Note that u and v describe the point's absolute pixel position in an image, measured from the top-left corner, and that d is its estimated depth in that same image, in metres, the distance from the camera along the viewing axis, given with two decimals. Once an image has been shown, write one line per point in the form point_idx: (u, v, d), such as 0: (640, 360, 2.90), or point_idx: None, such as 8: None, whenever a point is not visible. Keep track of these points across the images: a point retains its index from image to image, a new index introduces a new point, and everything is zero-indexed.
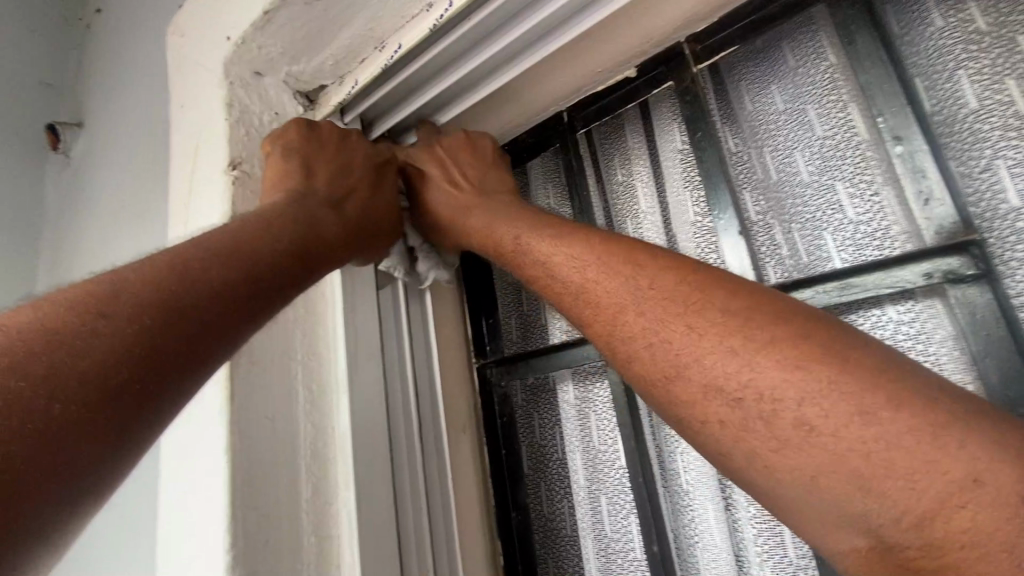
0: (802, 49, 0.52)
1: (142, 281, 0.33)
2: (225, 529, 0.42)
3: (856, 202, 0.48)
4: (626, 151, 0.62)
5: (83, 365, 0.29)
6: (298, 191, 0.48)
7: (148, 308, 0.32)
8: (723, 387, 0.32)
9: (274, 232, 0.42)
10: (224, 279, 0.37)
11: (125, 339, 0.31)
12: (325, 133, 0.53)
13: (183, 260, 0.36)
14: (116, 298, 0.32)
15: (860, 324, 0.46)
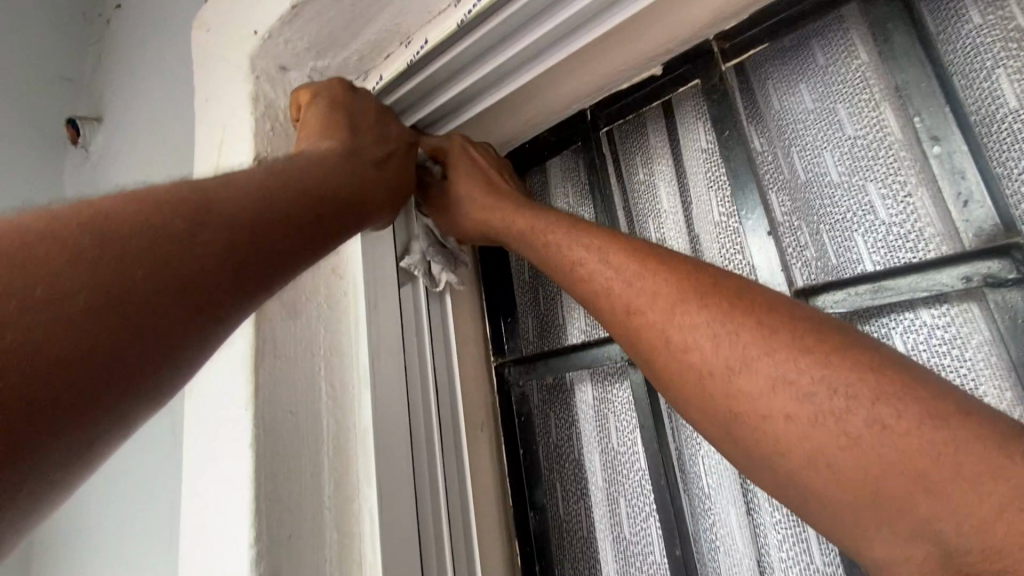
0: (833, 47, 0.51)
1: (181, 205, 0.31)
2: (250, 523, 0.42)
3: (888, 203, 0.47)
4: (649, 150, 0.62)
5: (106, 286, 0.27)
6: (332, 146, 0.45)
7: (180, 239, 0.30)
8: (794, 383, 0.33)
9: (319, 184, 0.40)
10: (261, 220, 0.34)
11: (155, 267, 0.28)
12: (365, 101, 0.52)
13: (224, 190, 0.34)
14: (152, 221, 0.30)
15: (892, 328, 0.45)
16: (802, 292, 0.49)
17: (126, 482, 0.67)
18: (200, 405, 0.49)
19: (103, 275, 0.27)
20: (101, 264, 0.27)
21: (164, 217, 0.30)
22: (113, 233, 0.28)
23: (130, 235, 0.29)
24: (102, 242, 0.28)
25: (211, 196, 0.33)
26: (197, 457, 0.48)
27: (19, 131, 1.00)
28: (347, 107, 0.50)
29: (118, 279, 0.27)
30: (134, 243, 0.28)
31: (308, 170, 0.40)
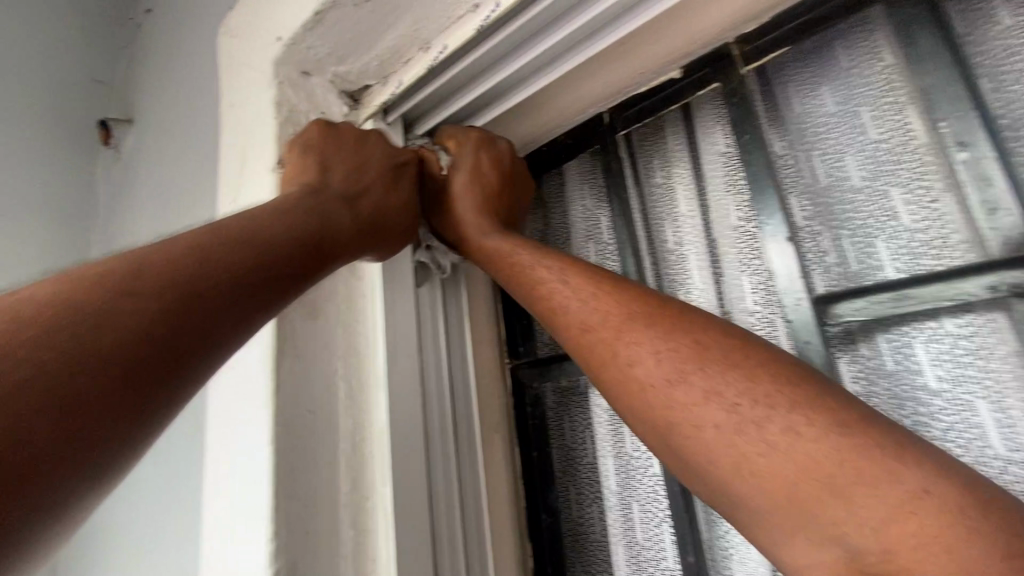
0: (857, 49, 0.51)
1: (136, 269, 0.34)
2: (267, 523, 0.43)
3: (912, 209, 0.46)
4: (667, 153, 0.61)
5: (73, 353, 0.30)
6: (313, 185, 0.47)
7: (140, 296, 0.33)
8: (721, 394, 0.34)
9: (288, 216, 0.43)
10: (216, 267, 0.37)
11: (121, 328, 0.32)
12: (344, 131, 0.52)
13: (180, 252, 0.37)
14: (133, 274, 0.34)
15: (914, 337, 0.44)
16: (821, 299, 0.49)
17: (153, 473, 0.69)
18: (221, 404, 0.51)
19: (73, 343, 0.30)
20: (71, 334, 0.30)
21: (122, 281, 0.33)
22: (71, 303, 0.31)
23: (89, 302, 0.32)
24: (70, 317, 0.31)
25: (161, 256, 0.36)
26: (219, 454, 0.50)
27: (53, 135, 1.04)
28: (327, 153, 0.50)
29: (84, 344, 0.30)
30: (96, 311, 0.32)
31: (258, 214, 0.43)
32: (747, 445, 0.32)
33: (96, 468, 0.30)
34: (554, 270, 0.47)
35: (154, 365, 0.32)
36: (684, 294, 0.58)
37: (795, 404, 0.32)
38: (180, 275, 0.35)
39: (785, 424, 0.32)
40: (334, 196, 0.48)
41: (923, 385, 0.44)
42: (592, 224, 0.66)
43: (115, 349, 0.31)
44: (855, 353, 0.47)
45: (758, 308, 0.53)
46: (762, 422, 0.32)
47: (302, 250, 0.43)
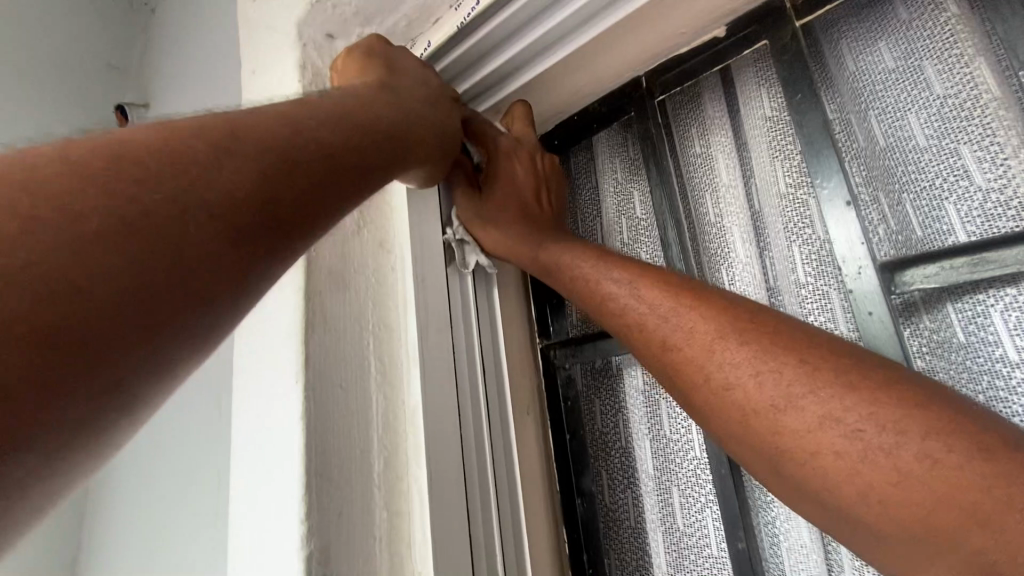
0: (918, 0, 0.47)
1: (186, 146, 0.27)
2: (299, 499, 0.41)
3: (985, 167, 0.43)
4: (704, 121, 0.58)
5: (105, 246, 0.23)
6: (379, 84, 0.43)
7: (189, 183, 0.26)
8: (841, 420, 0.30)
9: (369, 114, 0.40)
10: (280, 165, 0.30)
11: (162, 216, 0.25)
12: (402, 51, 0.49)
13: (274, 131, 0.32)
14: (224, 138, 0.29)
15: (989, 305, 0.41)
16: (886, 266, 0.45)
17: (174, 457, 0.68)
18: (246, 381, 0.49)
19: (98, 228, 0.23)
20: (105, 212, 0.24)
21: (167, 158, 0.26)
22: (101, 176, 0.24)
23: (126, 179, 0.25)
24: (138, 176, 0.26)
25: (238, 134, 0.30)
26: (245, 432, 0.48)
27: (70, 118, 1.03)
28: (390, 62, 0.47)
29: (117, 234, 0.23)
30: (138, 192, 0.25)
31: (320, 109, 0.36)
32: (868, 466, 0.28)
33: (168, 362, 0.25)
34: (626, 282, 0.44)
35: (232, 251, 0.27)
36: (726, 268, 0.55)
37: (929, 423, 0.28)
38: (239, 168, 0.28)
39: (921, 449, 0.27)
40: (391, 110, 0.42)
41: (1001, 358, 0.40)
42: (625, 199, 0.63)
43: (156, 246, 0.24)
44: (920, 324, 0.43)
45: (810, 280, 0.50)
46: (888, 438, 0.28)
47: (377, 161, 0.38)
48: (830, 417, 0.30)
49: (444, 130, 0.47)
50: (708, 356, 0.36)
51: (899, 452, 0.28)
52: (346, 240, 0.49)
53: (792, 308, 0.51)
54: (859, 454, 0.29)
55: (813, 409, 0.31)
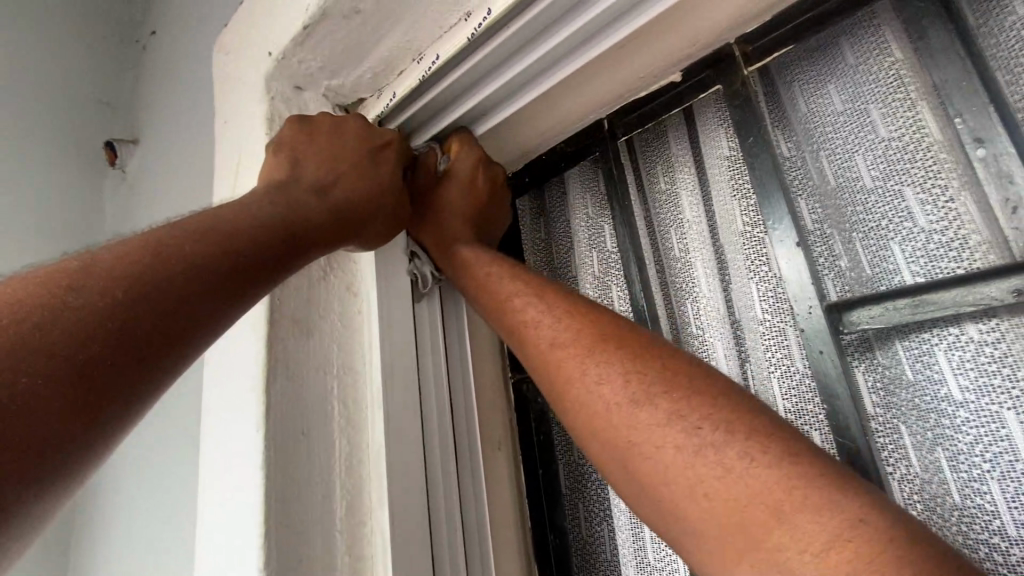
0: (863, 46, 0.49)
1: (119, 257, 0.35)
2: (258, 547, 0.41)
3: (928, 209, 0.44)
4: (670, 159, 0.60)
5: (60, 339, 0.30)
6: (281, 181, 0.47)
7: (127, 283, 0.34)
8: (683, 417, 0.35)
9: (274, 203, 0.44)
10: (203, 254, 0.37)
11: (104, 311, 0.32)
12: (320, 121, 0.52)
13: (182, 232, 0.38)
14: (141, 251, 0.35)
15: (934, 344, 0.42)
16: (836, 306, 0.46)
17: (151, 495, 0.68)
18: (213, 425, 0.50)
19: (53, 329, 0.30)
20: (54, 316, 0.31)
21: (107, 268, 0.34)
22: (55, 290, 0.32)
23: (71, 289, 0.32)
24: (65, 290, 0.32)
25: (158, 246, 0.36)
26: (210, 475, 0.49)
27: (60, 156, 1.05)
28: (302, 147, 0.50)
29: (71, 331, 0.31)
30: (82, 295, 0.32)
31: (231, 209, 0.42)
32: (699, 460, 0.33)
33: (111, 438, 0.31)
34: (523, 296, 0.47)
35: (158, 336, 0.33)
36: (691, 303, 0.56)
37: (753, 431, 0.33)
38: (164, 262, 0.35)
39: (742, 448, 0.33)
40: (307, 189, 0.47)
41: (947, 396, 0.41)
42: (596, 233, 0.64)
43: (100, 335, 0.31)
44: (872, 361, 0.45)
45: (767, 317, 0.51)
46: (719, 436, 0.33)
47: (290, 238, 0.43)
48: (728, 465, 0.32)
49: (357, 200, 0.49)
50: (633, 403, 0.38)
51: (727, 449, 0.33)
52: (313, 284, 0.51)
53: (753, 344, 0.51)
54: (698, 467, 0.33)
55: (664, 407, 0.36)
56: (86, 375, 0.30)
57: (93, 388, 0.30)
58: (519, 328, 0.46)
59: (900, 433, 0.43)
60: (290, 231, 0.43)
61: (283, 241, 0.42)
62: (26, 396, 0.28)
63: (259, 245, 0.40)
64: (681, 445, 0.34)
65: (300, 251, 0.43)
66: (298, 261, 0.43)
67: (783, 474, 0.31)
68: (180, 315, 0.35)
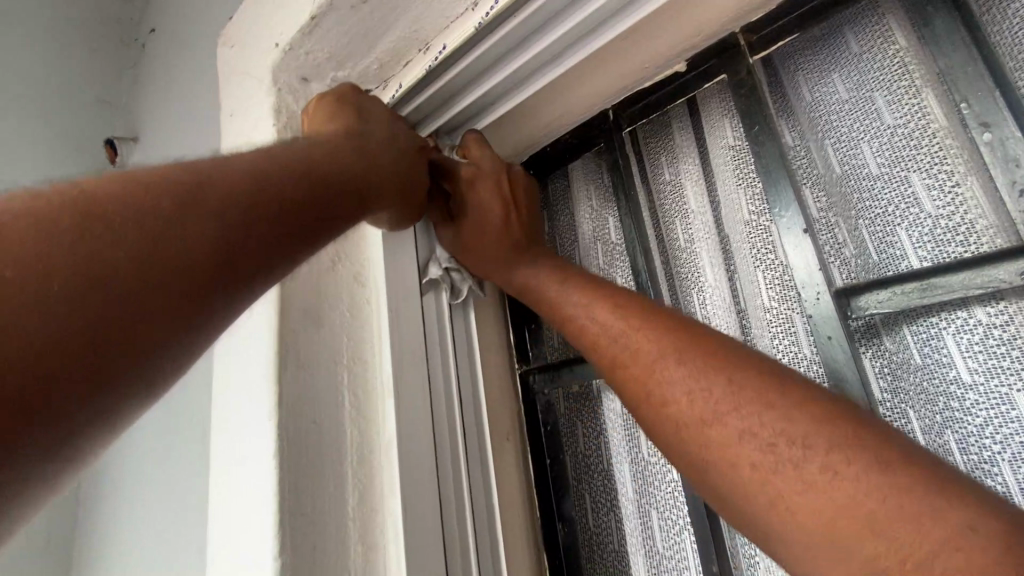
0: (867, 34, 0.49)
1: (169, 187, 0.30)
2: (272, 536, 0.41)
3: (934, 195, 0.44)
4: (674, 150, 0.60)
5: (96, 281, 0.26)
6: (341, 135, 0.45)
7: (157, 220, 0.29)
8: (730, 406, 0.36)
9: (323, 157, 0.40)
10: (257, 202, 0.33)
11: (156, 247, 0.28)
12: (372, 100, 0.52)
13: (227, 172, 0.33)
14: (181, 186, 0.31)
15: (942, 328, 0.42)
16: (842, 292, 0.47)
17: (158, 491, 0.68)
18: (225, 415, 0.50)
19: (91, 266, 0.26)
20: (92, 250, 0.26)
21: (154, 201, 0.29)
22: (94, 218, 0.27)
23: (112, 221, 0.27)
24: (93, 217, 0.27)
25: (200, 183, 0.31)
26: (222, 464, 0.49)
27: (60, 153, 1.05)
28: (354, 112, 0.49)
29: (107, 273, 0.26)
30: (125, 232, 0.27)
31: (283, 157, 0.37)
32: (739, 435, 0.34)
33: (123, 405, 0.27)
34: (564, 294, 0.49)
35: (181, 292, 0.28)
36: (697, 293, 0.57)
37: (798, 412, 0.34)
38: (217, 206, 0.31)
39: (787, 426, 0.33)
40: (360, 147, 0.45)
41: (955, 379, 0.42)
42: (601, 224, 0.65)
43: (140, 277, 0.27)
44: (880, 347, 0.45)
45: (774, 305, 0.51)
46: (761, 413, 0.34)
47: (336, 199, 0.39)
48: (760, 444, 0.34)
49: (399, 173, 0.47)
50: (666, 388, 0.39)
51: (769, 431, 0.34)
52: (323, 276, 0.51)
53: (760, 332, 0.52)
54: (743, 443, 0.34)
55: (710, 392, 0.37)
56: (97, 324, 0.25)
57: (102, 343, 0.25)
58: (566, 320, 0.48)
59: (909, 417, 0.43)
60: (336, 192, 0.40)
61: (329, 202, 0.39)
62: (54, 341, 0.24)
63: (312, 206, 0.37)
64: (722, 423, 0.36)
65: (343, 217, 0.40)
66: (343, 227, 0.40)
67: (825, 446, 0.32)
68: (225, 269, 0.30)
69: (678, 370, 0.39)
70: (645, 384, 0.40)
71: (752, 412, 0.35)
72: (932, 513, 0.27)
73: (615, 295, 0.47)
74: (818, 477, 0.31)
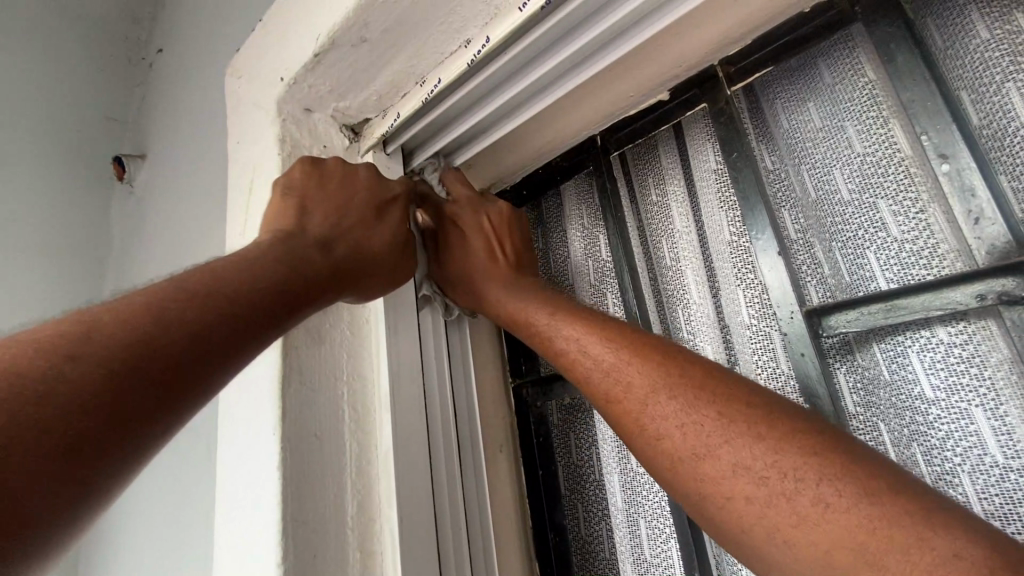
0: (839, 66, 0.52)
1: (133, 309, 0.35)
2: (276, 545, 0.44)
3: (900, 220, 0.47)
4: (661, 172, 0.63)
5: (48, 416, 0.29)
6: (295, 224, 0.49)
7: (127, 335, 0.33)
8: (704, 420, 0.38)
9: (278, 254, 0.45)
10: (215, 306, 0.38)
11: (128, 358, 0.33)
12: (331, 166, 0.55)
13: (185, 286, 0.38)
14: (147, 305, 0.36)
15: (908, 346, 0.45)
16: (814, 311, 0.49)
17: (165, 503, 0.70)
18: (231, 429, 0.52)
19: (44, 403, 0.29)
20: (54, 380, 0.30)
21: (107, 333, 0.33)
22: (49, 358, 0.31)
23: (69, 358, 0.31)
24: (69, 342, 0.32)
25: (163, 298, 0.37)
26: (228, 477, 0.51)
27: (69, 172, 1.08)
28: (311, 191, 0.52)
29: (61, 406, 0.29)
30: (80, 365, 0.31)
31: (239, 262, 0.42)
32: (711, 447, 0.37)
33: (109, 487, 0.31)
34: (544, 314, 0.52)
35: (149, 395, 0.33)
36: (682, 309, 0.59)
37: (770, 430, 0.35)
38: (173, 320, 0.35)
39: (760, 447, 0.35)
40: (314, 236, 0.49)
41: (920, 395, 0.44)
42: (591, 243, 0.67)
43: (111, 387, 0.31)
44: (852, 363, 0.47)
45: (754, 322, 0.53)
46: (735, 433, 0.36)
47: (294, 284, 0.44)
48: (752, 476, 0.34)
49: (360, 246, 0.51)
50: (643, 408, 0.41)
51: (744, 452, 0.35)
52: None
53: (741, 347, 0.54)
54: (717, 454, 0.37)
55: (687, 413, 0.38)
56: (78, 433, 0.30)
57: (81, 448, 0.29)
58: (543, 342, 0.51)
59: (879, 430, 0.46)
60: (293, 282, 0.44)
61: (286, 292, 0.43)
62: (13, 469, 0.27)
63: (261, 307, 0.41)
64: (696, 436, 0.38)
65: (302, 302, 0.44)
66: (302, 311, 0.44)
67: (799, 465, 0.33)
68: (172, 383, 0.34)
69: (668, 403, 0.40)
70: (623, 407, 0.42)
71: (731, 440, 0.36)
72: (921, 542, 0.28)
73: (591, 318, 0.49)
74: (810, 509, 0.31)
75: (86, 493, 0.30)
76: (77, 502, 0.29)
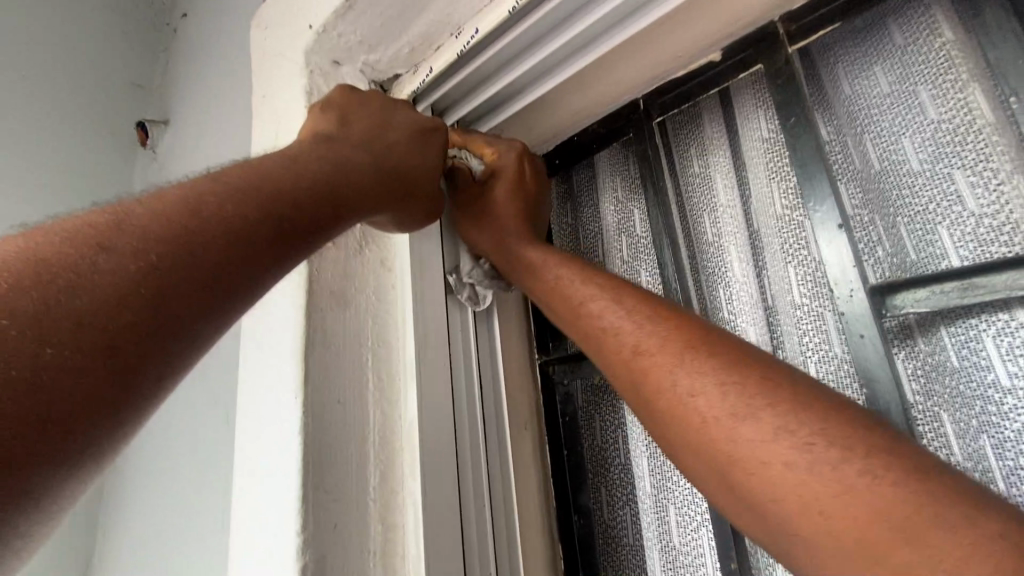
0: (912, 25, 0.47)
1: (155, 214, 0.33)
2: (297, 512, 0.42)
3: (978, 193, 0.43)
4: (704, 141, 0.59)
5: (86, 304, 0.28)
6: (330, 137, 0.46)
7: (157, 245, 0.31)
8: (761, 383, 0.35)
9: (313, 163, 0.42)
10: (247, 220, 0.35)
11: (147, 268, 0.30)
12: (369, 96, 0.52)
13: (220, 191, 0.36)
14: (178, 212, 0.33)
15: (982, 330, 0.41)
16: (878, 289, 0.45)
17: (183, 469, 0.70)
18: (251, 394, 0.50)
19: (78, 293, 0.28)
20: (71, 288, 0.28)
21: (139, 225, 0.32)
22: (82, 248, 0.30)
23: (102, 249, 0.30)
24: (96, 245, 0.30)
25: (193, 207, 0.34)
26: (248, 441, 0.49)
27: (95, 135, 1.08)
28: (350, 111, 0.50)
29: (98, 298, 0.28)
30: (114, 259, 0.30)
31: (274, 169, 0.40)
32: (770, 427, 0.33)
33: (127, 405, 0.28)
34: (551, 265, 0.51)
35: (167, 316, 0.30)
36: (724, 288, 0.55)
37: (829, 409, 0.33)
38: (198, 232, 0.33)
39: (825, 429, 0.32)
40: (353, 146, 0.47)
41: (993, 382, 0.41)
42: (625, 217, 0.64)
43: (125, 298, 0.29)
44: (914, 348, 0.44)
45: (804, 301, 0.50)
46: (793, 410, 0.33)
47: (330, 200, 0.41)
48: (799, 438, 0.32)
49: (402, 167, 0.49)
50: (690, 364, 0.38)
51: (808, 433, 0.32)
52: (351, 258, 0.52)
53: (789, 329, 0.51)
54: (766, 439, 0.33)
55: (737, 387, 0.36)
56: (97, 350, 0.27)
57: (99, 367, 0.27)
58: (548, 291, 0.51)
59: (941, 420, 0.42)
60: (334, 203, 0.42)
61: (329, 211, 0.41)
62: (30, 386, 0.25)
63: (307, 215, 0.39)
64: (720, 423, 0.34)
65: (341, 220, 0.42)
66: (334, 233, 0.41)
67: (866, 445, 0.31)
68: (217, 281, 0.33)
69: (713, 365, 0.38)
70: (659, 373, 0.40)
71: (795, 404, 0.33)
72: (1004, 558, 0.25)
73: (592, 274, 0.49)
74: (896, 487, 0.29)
75: (116, 401, 0.28)
76: (115, 408, 0.28)
